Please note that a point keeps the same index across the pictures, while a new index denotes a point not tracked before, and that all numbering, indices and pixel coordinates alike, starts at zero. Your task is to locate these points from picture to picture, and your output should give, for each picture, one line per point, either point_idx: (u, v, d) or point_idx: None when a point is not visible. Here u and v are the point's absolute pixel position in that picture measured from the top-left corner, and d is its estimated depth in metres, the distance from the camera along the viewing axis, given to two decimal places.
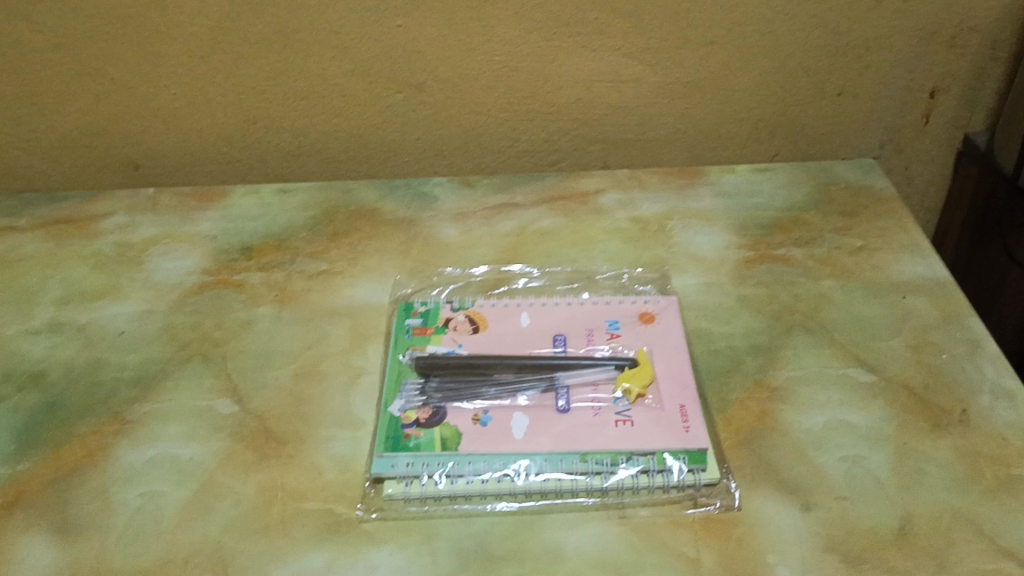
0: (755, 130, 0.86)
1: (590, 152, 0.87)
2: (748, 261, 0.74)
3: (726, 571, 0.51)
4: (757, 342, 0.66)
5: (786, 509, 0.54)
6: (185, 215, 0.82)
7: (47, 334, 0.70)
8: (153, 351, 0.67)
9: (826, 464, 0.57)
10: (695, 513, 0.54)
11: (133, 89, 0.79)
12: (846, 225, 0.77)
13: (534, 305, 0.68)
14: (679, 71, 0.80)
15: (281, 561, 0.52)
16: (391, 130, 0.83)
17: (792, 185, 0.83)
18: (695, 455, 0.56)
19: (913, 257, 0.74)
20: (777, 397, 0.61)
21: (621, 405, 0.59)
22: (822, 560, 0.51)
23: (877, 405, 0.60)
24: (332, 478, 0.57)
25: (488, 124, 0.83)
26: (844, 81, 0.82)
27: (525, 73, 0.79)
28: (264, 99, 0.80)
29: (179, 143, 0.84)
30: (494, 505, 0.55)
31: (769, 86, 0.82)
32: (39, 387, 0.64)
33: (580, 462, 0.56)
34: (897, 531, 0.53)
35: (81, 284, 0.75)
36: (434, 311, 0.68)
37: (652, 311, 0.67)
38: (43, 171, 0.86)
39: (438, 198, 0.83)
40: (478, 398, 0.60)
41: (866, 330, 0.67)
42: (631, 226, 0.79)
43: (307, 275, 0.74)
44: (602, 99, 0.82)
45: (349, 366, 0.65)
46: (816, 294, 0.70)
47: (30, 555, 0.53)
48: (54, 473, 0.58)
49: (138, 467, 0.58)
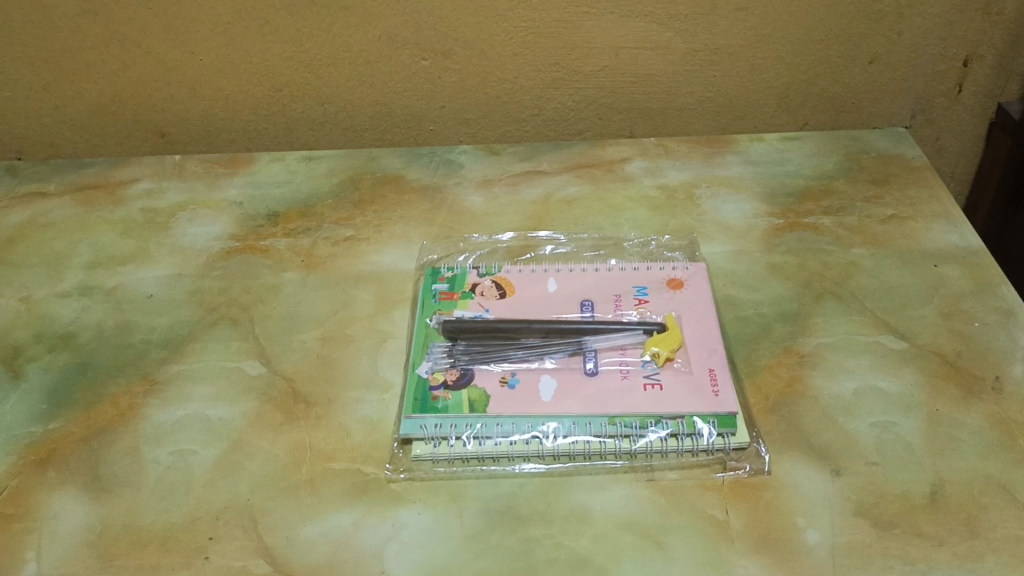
0: (784, 99, 0.85)
1: (617, 120, 0.86)
2: (777, 228, 0.73)
3: (755, 534, 0.50)
4: (786, 309, 0.65)
5: (816, 474, 0.54)
6: (212, 182, 0.82)
7: (77, 297, 0.70)
8: (182, 314, 0.68)
9: (856, 429, 0.56)
10: (724, 476, 0.54)
11: (160, 55, 0.79)
12: (877, 195, 0.77)
13: (561, 270, 0.67)
14: (709, 38, 0.79)
15: (310, 518, 0.52)
16: (417, 97, 0.83)
17: (821, 155, 0.82)
18: (724, 419, 0.56)
19: (945, 225, 0.73)
20: (806, 364, 0.60)
21: (650, 369, 0.59)
22: (852, 524, 0.51)
23: (909, 372, 0.60)
24: (360, 439, 0.57)
25: (514, 92, 0.82)
26: (876, 49, 0.81)
27: (553, 40, 0.78)
28: (290, 66, 0.80)
29: (206, 111, 0.84)
30: (521, 467, 0.55)
31: (800, 54, 0.81)
32: (70, 348, 0.65)
33: (608, 425, 0.56)
34: (928, 496, 0.52)
35: (110, 249, 0.75)
36: (461, 276, 0.67)
37: (680, 277, 0.66)
38: (70, 139, 0.86)
39: (464, 165, 0.83)
40: (506, 361, 0.60)
41: (897, 298, 0.66)
42: (658, 194, 0.78)
43: (334, 241, 0.74)
44: (630, 66, 0.81)
45: (376, 330, 0.65)
46: (845, 262, 0.69)
47: (63, 510, 0.54)
48: (85, 431, 0.58)
49: (168, 426, 0.59)
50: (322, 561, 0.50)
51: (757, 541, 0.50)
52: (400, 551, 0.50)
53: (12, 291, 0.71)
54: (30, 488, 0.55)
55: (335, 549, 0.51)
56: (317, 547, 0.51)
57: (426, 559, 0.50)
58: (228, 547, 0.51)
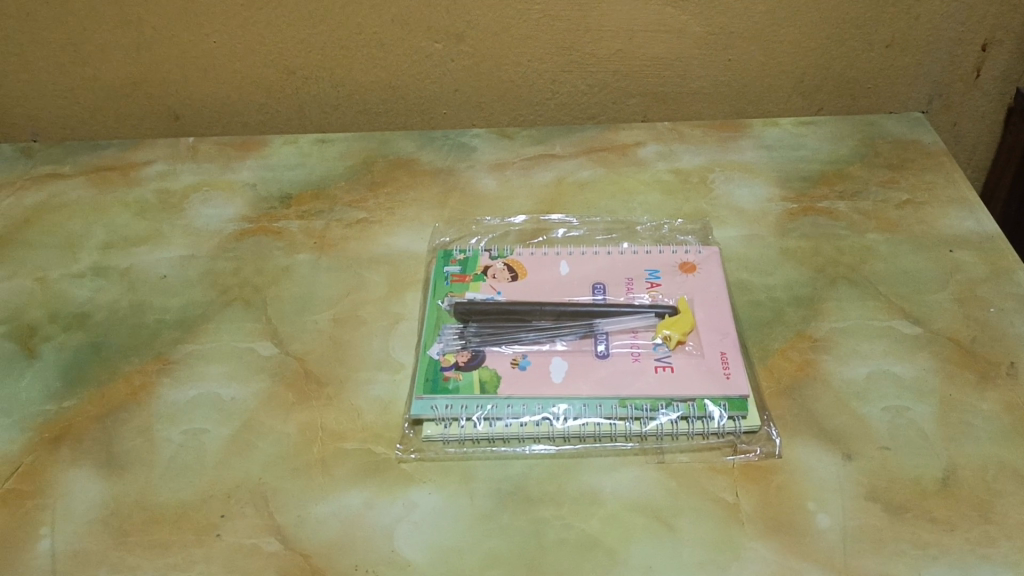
0: (800, 83, 0.84)
1: (630, 104, 0.85)
2: (791, 213, 0.73)
3: (765, 517, 0.50)
4: (800, 294, 0.65)
5: (828, 458, 0.53)
6: (225, 165, 0.83)
7: (91, 277, 0.71)
8: (195, 295, 0.68)
9: (868, 414, 0.56)
10: (735, 459, 0.54)
11: (174, 37, 0.79)
12: (893, 180, 0.76)
13: (574, 253, 0.67)
14: (724, 21, 0.78)
15: (321, 498, 0.53)
16: (430, 80, 0.82)
17: (836, 140, 0.81)
18: (736, 402, 0.55)
19: (961, 211, 0.72)
20: (819, 348, 0.60)
21: (661, 352, 0.59)
22: (864, 508, 0.51)
23: (923, 358, 0.59)
24: (371, 419, 0.57)
25: (527, 75, 0.82)
26: (894, 33, 0.80)
27: (567, 23, 0.78)
28: (304, 48, 0.79)
29: (219, 94, 0.84)
30: (531, 448, 0.55)
31: (816, 38, 0.80)
32: (84, 327, 0.65)
33: (619, 407, 0.56)
34: (941, 482, 0.52)
35: (124, 230, 0.76)
36: (473, 258, 0.67)
37: (693, 261, 0.66)
38: (85, 120, 0.86)
39: (477, 149, 0.83)
40: (517, 343, 0.60)
41: (911, 283, 0.65)
42: (671, 178, 0.78)
43: (346, 223, 0.74)
44: (644, 50, 0.80)
45: (387, 312, 0.65)
46: (860, 247, 0.69)
47: (77, 487, 0.54)
48: (99, 410, 0.59)
49: (181, 406, 0.59)
50: (333, 539, 0.50)
51: (767, 524, 0.50)
52: (411, 530, 0.50)
53: (27, 271, 0.72)
54: (45, 464, 0.56)
55: (345, 527, 0.51)
56: (328, 525, 0.51)
57: (436, 538, 0.50)
58: (240, 525, 0.52)
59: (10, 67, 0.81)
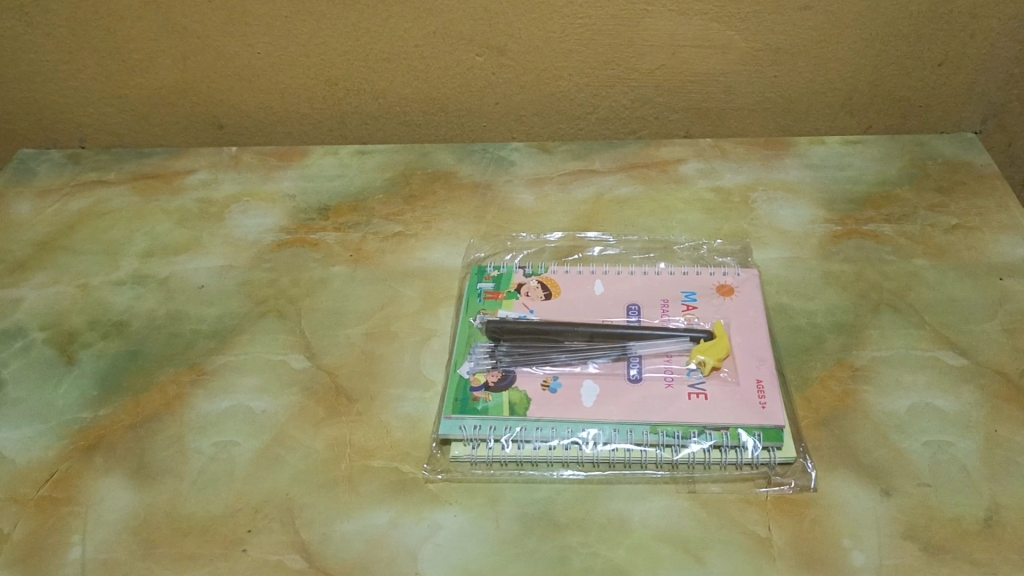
0: (848, 101, 0.82)
1: (673, 120, 0.84)
2: (834, 236, 0.71)
3: (798, 553, 0.49)
4: (841, 320, 0.63)
5: (864, 493, 0.52)
6: (266, 174, 0.83)
7: (130, 285, 0.72)
8: (231, 305, 0.69)
9: (909, 449, 0.54)
10: (768, 491, 0.52)
11: (220, 47, 0.79)
12: (942, 203, 0.74)
13: (609, 273, 0.66)
14: (770, 37, 0.76)
15: (346, 516, 0.52)
16: (470, 93, 0.82)
17: (884, 160, 0.80)
18: (771, 433, 0.54)
19: (1014, 237, 0.70)
20: (860, 377, 0.58)
21: (695, 378, 0.57)
22: (901, 548, 0.49)
23: (968, 391, 0.57)
24: (400, 437, 0.57)
25: (569, 90, 0.81)
26: (947, 51, 0.78)
27: (609, 38, 0.77)
28: (346, 60, 0.80)
29: (262, 104, 0.84)
30: (560, 473, 0.54)
31: (866, 54, 0.78)
32: (123, 335, 0.66)
33: (650, 434, 0.55)
34: (983, 522, 0.50)
35: (164, 239, 0.77)
36: (507, 275, 0.67)
37: (730, 284, 0.65)
38: (132, 128, 0.88)
39: (515, 163, 0.82)
40: (548, 363, 0.59)
41: (957, 311, 0.63)
42: (712, 197, 0.77)
43: (382, 237, 0.75)
44: (688, 65, 0.79)
45: (420, 327, 0.65)
46: (906, 273, 0.67)
47: (109, 496, 0.55)
48: (134, 419, 0.59)
49: (213, 417, 0.59)
50: (358, 558, 0.50)
51: (800, 559, 0.49)
52: (435, 552, 0.50)
53: (70, 277, 0.73)
54: (79, 472, 0.56)
55: (370, 547, 0.51)
56: (353, 544, 0.51)
57: (460, 561, 0.49)
58: (265, 540, 0.52)
59: (60, 76, 0.83)
